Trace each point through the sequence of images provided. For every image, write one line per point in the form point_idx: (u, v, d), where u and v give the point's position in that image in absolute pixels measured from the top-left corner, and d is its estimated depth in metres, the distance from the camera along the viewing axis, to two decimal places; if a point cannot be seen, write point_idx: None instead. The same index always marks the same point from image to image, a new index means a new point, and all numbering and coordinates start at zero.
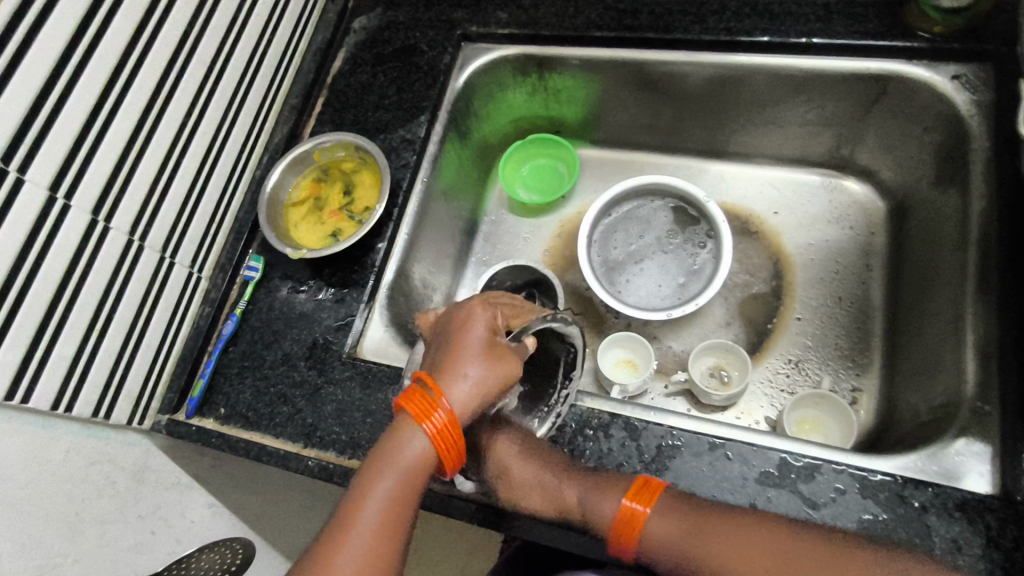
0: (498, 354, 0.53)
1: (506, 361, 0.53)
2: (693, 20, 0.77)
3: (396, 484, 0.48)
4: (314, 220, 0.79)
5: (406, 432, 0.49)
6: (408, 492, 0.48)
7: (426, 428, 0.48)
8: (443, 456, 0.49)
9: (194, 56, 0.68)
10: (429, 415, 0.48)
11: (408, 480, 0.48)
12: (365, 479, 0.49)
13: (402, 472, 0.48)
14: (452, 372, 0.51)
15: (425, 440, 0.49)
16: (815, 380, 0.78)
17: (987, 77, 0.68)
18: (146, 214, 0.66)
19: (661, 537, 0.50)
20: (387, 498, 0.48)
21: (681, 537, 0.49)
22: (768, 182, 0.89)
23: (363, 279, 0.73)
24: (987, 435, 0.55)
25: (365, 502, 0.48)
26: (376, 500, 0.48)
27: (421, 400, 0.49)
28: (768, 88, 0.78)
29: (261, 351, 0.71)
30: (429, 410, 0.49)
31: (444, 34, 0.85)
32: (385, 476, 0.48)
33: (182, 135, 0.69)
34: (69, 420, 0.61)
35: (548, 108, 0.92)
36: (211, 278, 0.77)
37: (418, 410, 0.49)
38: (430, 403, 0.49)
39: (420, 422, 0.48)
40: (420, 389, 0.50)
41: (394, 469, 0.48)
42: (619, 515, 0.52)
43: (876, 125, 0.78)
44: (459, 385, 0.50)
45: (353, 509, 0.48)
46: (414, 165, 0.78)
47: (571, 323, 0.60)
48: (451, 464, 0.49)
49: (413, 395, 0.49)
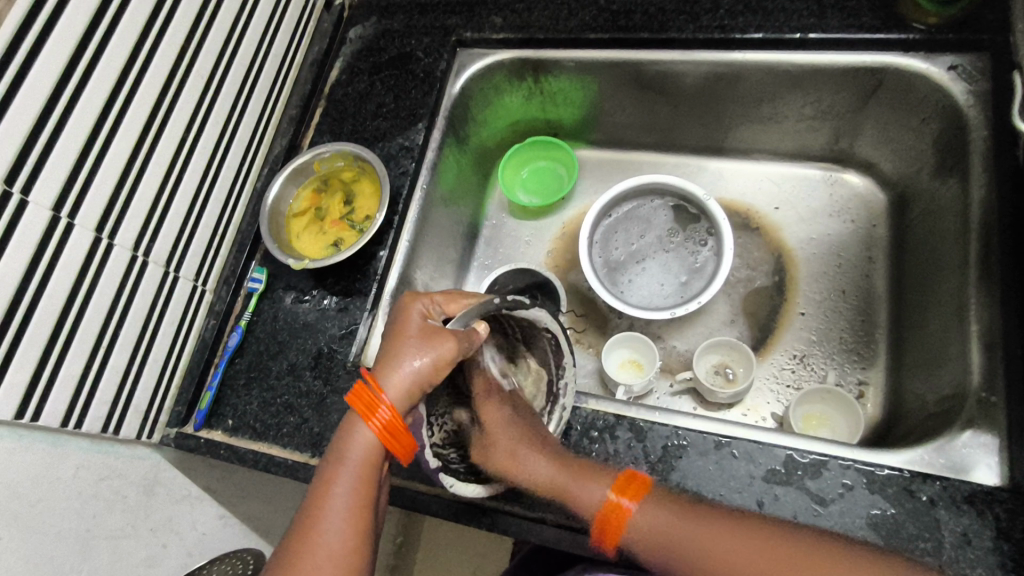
0: (431, 338, 0.53)
1: (440, 342, 0.53)
2: (688, 19, 0.77)
3: (352, 476, 0.50)
4: (316, 230, 0.80)
5: (355, 431, 0.51)
6: (366, 482, 0.50)
7: (372, 425, 0.50)
8: (394, 449, 0.51)
9: (192, 72, 0.69)
10: (374, 412, 0.50)
11: (364, 470, 0.50)
12: (323, 478, 0.51)
13: (356, 465, 0.50)
14: (386, 365, 0.52)
15: (373, 436, 0.51)
16: (820, 375, 0.78)
17: (984, 67, 0.68)
18: (149, 230, 0.66)
19: (646, 534, 0.49)
20: (345, 493, 0.50)
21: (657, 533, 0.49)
22: (768, 177, 0.89)
23: (366, 287, 0.73)
24: (995, 426, 0.55)
25: (323, 501, 0.50)
26: (337, 493, 0.50)
27: (362, 399, 0.51)
28: (764, 85, 0.78)
29: (266, 362, 0.72)
30: (373, 406, 0.51)
31: (439, 41, 0.86)
32: (339, 472, 0.50)
33: (183, 150, 0.69)
34: (79, 437, 0.61)
35: (546, 110, 0.92)
36: (215, 291, 0.77)
37: (364, 407, 0.51)
38: (370, 400, 0.51)
39: (366, 420, 0.51)
40: (359, 387, 0.51)
41: (349, 461, 0.50)
42: (605, 508, 0.50)
43: (874, 117, 0.77)
44: (393, 375, 0.51)
45: (315, 505, 0.50)
46: (413, 173, 0.78)
47: (536, 307, 0.57)
48: (404, 455, 0.51)
49: (357, 394, 0.51)
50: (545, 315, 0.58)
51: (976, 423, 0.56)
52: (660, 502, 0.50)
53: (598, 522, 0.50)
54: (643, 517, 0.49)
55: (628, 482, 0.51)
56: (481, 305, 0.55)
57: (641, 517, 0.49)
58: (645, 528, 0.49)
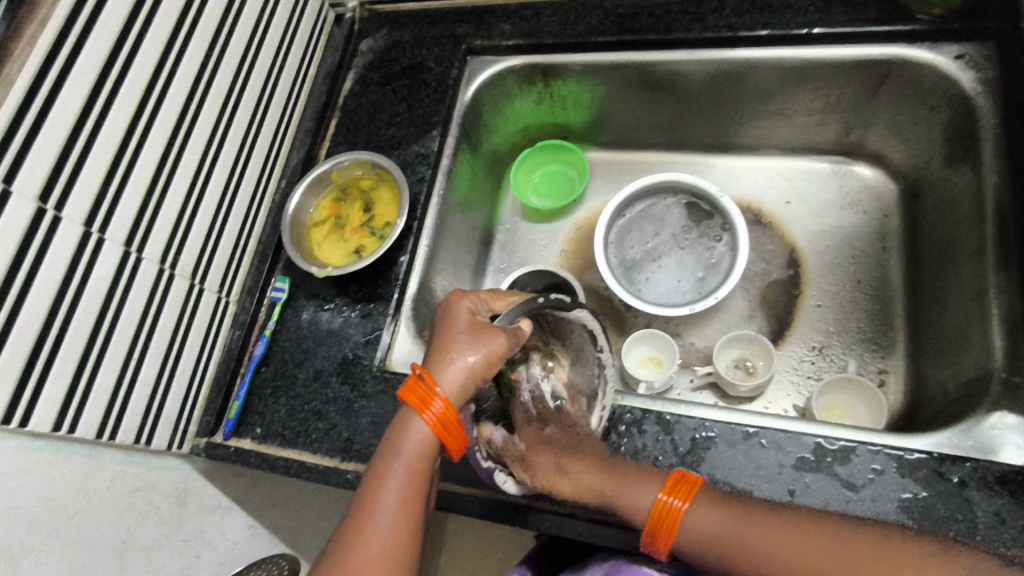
0: (480, 334, 0.54)
1: (488, 338, 0.54)
2: (693, 19, 0.79)
3: (405, 471, 0.51)
4: (336, 239, 0.81)
5: (408, 426, 0.51)
6: (419, 477, 0.51)
7: (425, 418, 0.51)
8: (447, 442, 0.51)
9: (213, 86, 0.70)
10: (428, 405, 0.51)
11: (417, 467, 0.51)
12: (375, 473, 0.51)
13: (409, 461, 0.51)
14: (438, 360, 0.53)
15: (426, 430, 0.51)
16: (840, 365, 0.79)
17: (991, 55, 0.69)
18: (174, 244, 0.67)
19: (699, 532, 0.49)
20: (398, 488, 0.50)
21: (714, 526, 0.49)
22: (778, 173, 0.90)
23: (388, 292, 0.74)
24: (1020, 408, 0.55)
25: (376, 495, 0.50)
26: (390, 487, 0.51)
27: (417, 393, 0.51)
28: (771, 80, 0.79)
29: (293, 369, 0.72)
30: (428, 400, 0.51)
31: (450, 50, 0.87)
32: (392, 468, 0.51)
33: (205, 163, 0.70)
34: (114, 448, 0.62)
35: (556, 115, 0.93)
36: (239, 302, 0.78)
37: (418, 401, 0.51)
38: (425, 393, 0.51)
39: (420, 413, 0.51)
40: (414, 381, 0.52)
41: (404, 456, 0.51)
42: (654, 509, 0.50)
43: (883, 109, 0.78)
44: (446, 370, 0.53)
45: (369, 498, 0.51)
46: (430, 179, 0.80)
47: (575, 311, 0.60)
48: (456, 448, 0.52)
49: (411, 388, 0.52)
50: (586, 315, 0.61)
51: (1002, 405, 0.56)
52: (720, 501, 0.50)
53: (649, 522, 0.50)
54: (699, 514, 0.49)
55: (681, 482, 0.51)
56: (525, 304, 0.58)
57: (695, 517, 0.49)
58: (702, 526, 0.49)
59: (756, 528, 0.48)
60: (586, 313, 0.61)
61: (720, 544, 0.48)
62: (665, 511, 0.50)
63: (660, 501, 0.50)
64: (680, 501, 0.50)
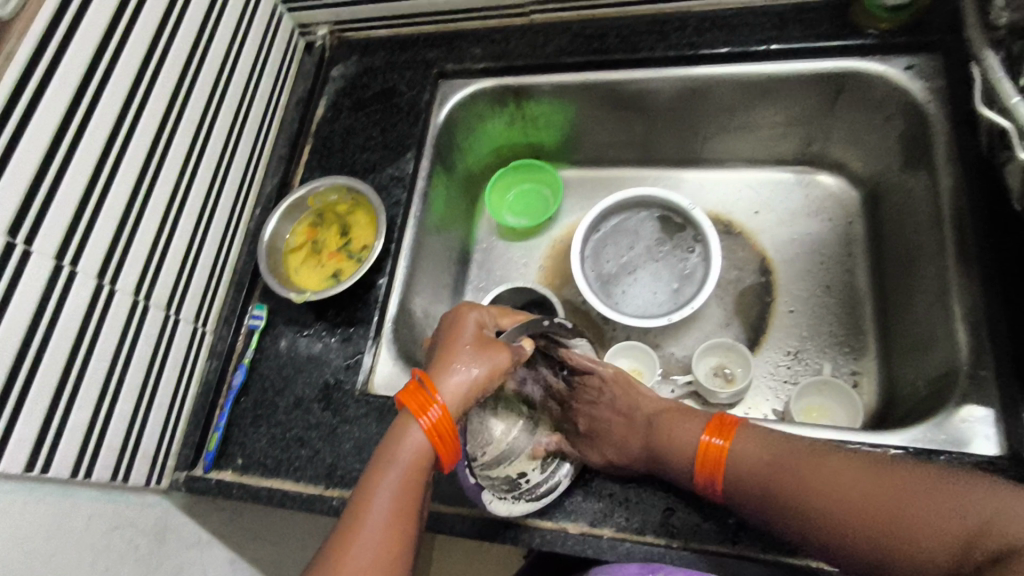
0: (484, 347, 0.55)
1: (493, 354, 0.55)
2: (658, 38, 0.82)
3: (397, 478, 0.50)
4: (313, 263, 0.79)
5: (406, 429, 0.51)
6: (410, 486, 0.51)
7: (421, 423, 0.51)
8: (439, 451, 0.51)
9: (185, 115, 0.70)
10: (425, 410, 0.51)
11: (409, 475, 0.51)
12: (366, 481, 0.51)
13: (400, 469, 0.50)
14: (441, 367, 0.54)
15: (422, 436, 0.51)
16: (815, 368, 0.80)
17: (938, 66, 0.72)
18: (148, 274, 0.66)
19: (744, 462, 0.56)
20: (389, 497, 0.50)
21: (759, 458, 0.55)
22: (745, 184, 0.92)
23: (368, 315, 0.74)
24: (986, 400, 0.57)
25: (366, 504, 0.50)
26: (381, 496, 0.50)
27: (416, 398, 0.52)
28: (733, 96, 0.82)
29: (272, 398, 0.71)
30: (426, 405, 0.51)
31: (421, 74, 0.89)
32: (382, 477, 0.50)
33: (178, 192, 0.70)
34: (88, 487, 0.60)
35: (528, 134, 0.95)
36: (216, 331, 0.77)
37: (417, 405, 0.51)
38: (424, 399, 0.51)
39: (417, 418, 0.51)
40: (414, 386, 0.52)
41: (395, 467, 0.50)
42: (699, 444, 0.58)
43: (841, 119, 0.82)
44: (449, 380, 0.53)
45: (359, 506, 0.50)
46: (406, 202, 0.80)
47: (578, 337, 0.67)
48: (448, 458, 0.52)
49: (411, 392, 0.52)
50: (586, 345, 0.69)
51: (970, 398, 0.58)
52: (757, 440, 0.57)
53: (697, 459, 0.57)
54: (737, 447, 0.57)
55: (720, 425, 0.59)
56: (531, 325, 0.61)
57: (736, 449, 0.57)
58: (743, 456, 0.56)
59: (793, 461, 0.54)
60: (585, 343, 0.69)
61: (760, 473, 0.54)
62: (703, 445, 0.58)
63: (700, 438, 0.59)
64: (715, 438, 0.58)
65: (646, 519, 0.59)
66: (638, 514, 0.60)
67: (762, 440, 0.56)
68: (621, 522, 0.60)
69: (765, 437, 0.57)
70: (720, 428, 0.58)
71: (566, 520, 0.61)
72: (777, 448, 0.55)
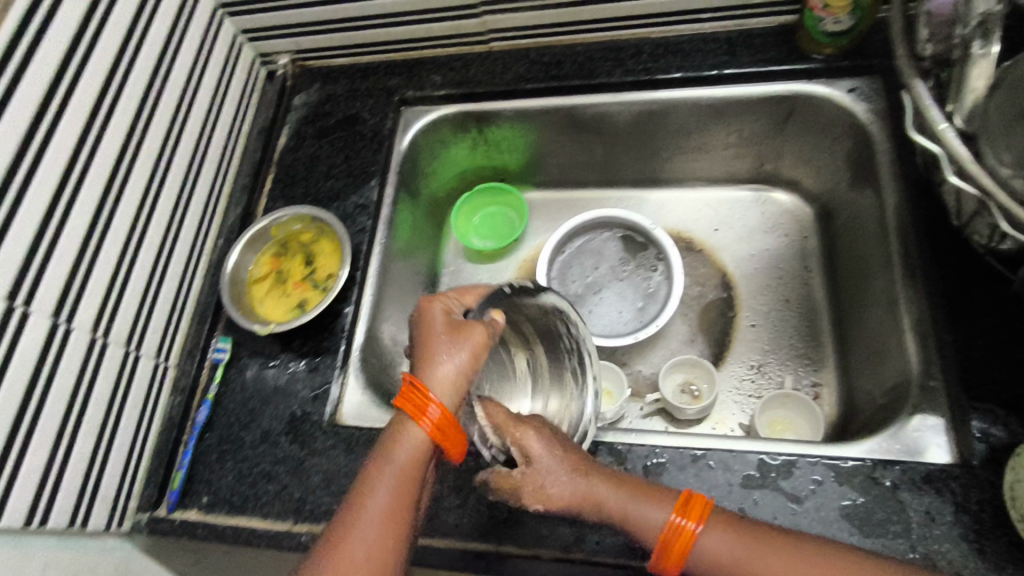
0: (458, 331, 0.55)
1: (467, 334, 0.54)
2: (613, 64, 0.84)
3: (395, 470, 0.50)
4: (279, 293, 0.78)
5: (404, 430, 0.51)
6: (406, 485, 0.50)
7: (423, 425, 0.51)
8: (445, 446, 0.51)
9: (142, 148, 0.70)
10: (424, 412, 0.51)
11: (408, 467, 0.50)
12: (364, 478, 0.51)
13: (397, 467, 0.50)
14: (424, 365, 0.53)
15: (423, 434, 0.51)
16: (778, 382, 0.82)
17: (878, 88, 0.76)
18: (106, 311, 0.65)
19: (712, 557, 0.48)
20: (386, 495, 0.50)
21: (735, 555, 0.47)
22: (705, 203, 0.95)
23: (334, 345, 0.73)
24: (937, 409, 0.59)
25: (362, 500, 0.50)
26: (378, 493, 0.50)
27: (412, 400, 0.52)
28: (688, 118, 0.84)
29: (238, 432, 0.70)
30: (423, 407, 0.51)
31: (384, 101, 0.89)
32: (380, 474, 0.50)
33: (138, 225, 0.69)
34: (44, 534, 0.58)
35: (491, 158, 0.96)
36: (179, 366, 0.75)
37: (414, 407, 0.51)
38: (419, 401, 0.51)
39: (416, 420, 0.51)
40: (406, 392, 0.52)
41: (391, 464, 0.50)
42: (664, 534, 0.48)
43: (791, 139, 0.85)
44: (435, 375, 0.53)
45: (356, 502, 0.50)
46: (371, 229, 0.80)
47: (543, 294, 0.60)
48: (456, 452, 0.52)
49: (406, 396, 0.52)
50: (555, 297, 0.61)
51: (923, 408, 0.60)
52: (735, 527, 0.48)
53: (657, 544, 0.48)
54: (710, 538, 0.48)
55: (692, 506, 0.49)
56: (493, 297, 0.58)
57: (707, 540, 0.48)
58: (714, 551, 0.48)
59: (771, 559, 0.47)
60: (554, 296, 0.61)
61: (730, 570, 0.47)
62: (677, 533, 0.48)
63: (670, 520, 0.48)
64: (695, 523, 0.48)
65: (616, 541, 0.58)
66: (609, 536, 0.58)
67: (739, 528, 0.49)
68: (592, 545, 0.58)
69: (741, 525, 0.49)
70: (697, 510, 0.49)
71: (537, 547, 0.59)
72: (755, 540, 0.48)
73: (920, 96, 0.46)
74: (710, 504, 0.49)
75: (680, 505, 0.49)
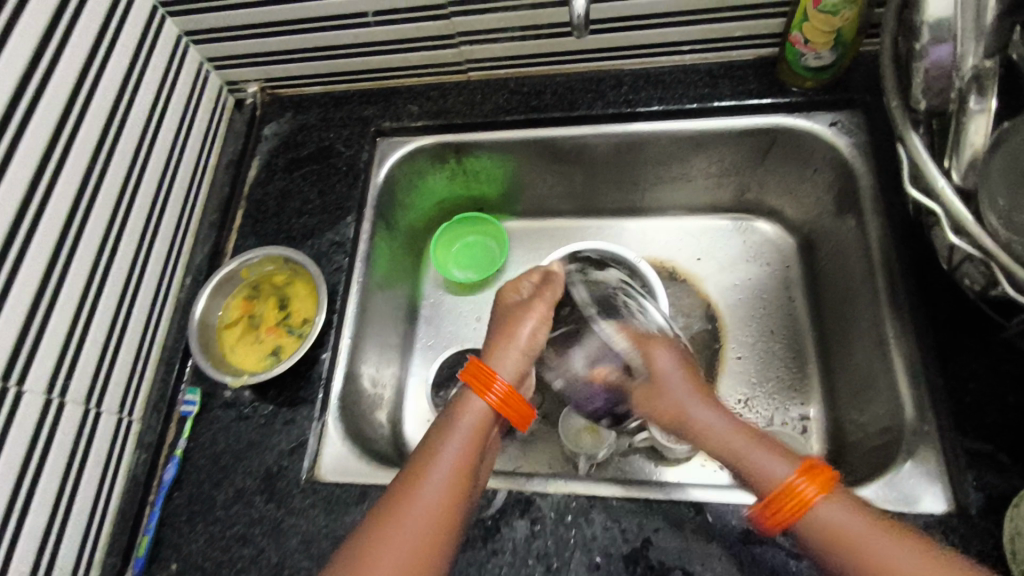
0: (527, 310, 0.69)
1: (534, 312, 0.69)
2: (595, 96, 0.83)
3: (463, 430, 0.59)
4: (251, 339, 0.74)
5: (470, 402, 0.61)
6: (472, 444, 0.59)
7: (488, 399, 0.61)
8: (512, 417, 0.62)
9: (100, 191, 0.66)
10: (490, 387, 0.61)
11: (474, 427, 0.60)
12: (433, 439, 0.59)
13: (463, 428, 0.59)
14: (496, 341, 0.68)
15: (488, 406, 0.61)
16: (765, 416, 0.82)
17: (860, 122, 0.76)
18: (63, 369, 0.61)
19: (826, 522, 0.49)
20: (454, 451, 0.58)
21: (849, 526, 0.49)
22: (687, 232, 0.94)
23: (311, 394, 0.70)
24: (929, 454, 0.59)
25: (434, 453, 0.58)
26: (447, 449, 0.58)
27: (478, 377, 0.62)
28: (670, 150, 0.83)
29: (210, 491, 0.66)
30: (489, 383, 0.62)
31: (359, 132, 0.86)
32: (449, 434, 0.59)
33: (96, 273, 0.65)
34: None
35: (471, 188, 0.94)
36: (143, 419, 0.71)
37: (481, 383, 0.62)
38: (486, 377, 0.62)
39: (482, 394, 0.61)
40: (475, 371, 0.63)
41: (460, 424, 0.59)
42: (785, 488, 0.51)
43: (773, 170, 0.84)
44: (505, 347, 0.67)
45: (428, 455, 0.58)
46: (348, 268, 0.77)
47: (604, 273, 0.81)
48: (520, 421, 0.63)
49: (472, 373, 0.63)
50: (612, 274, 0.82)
51: (915, 452, 0.60)
52: (851, 504, 0.50)
53: (774, 494, 0.51)
54: (828, 506, 0.50)
55: (817, 475, 0.51)
56: (547, 274, 0.74)
57: (824, 509, 0.50)
58: (828, 519, 0.49)
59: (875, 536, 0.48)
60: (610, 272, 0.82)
61: (841, 541, 0.48)
62: (796, 491, 0.50)
63: (794, 478, 0.51)
64: (817, 487, 0.50)
65: None
66: None
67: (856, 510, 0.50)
68: None
69: (859, 506, 0.50)
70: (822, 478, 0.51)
71: None
72: (866, 520, 0.49)
73: (912, 145, 0.48)
74: (836, 478, 0.51)
75: (806, 470, 0.52)
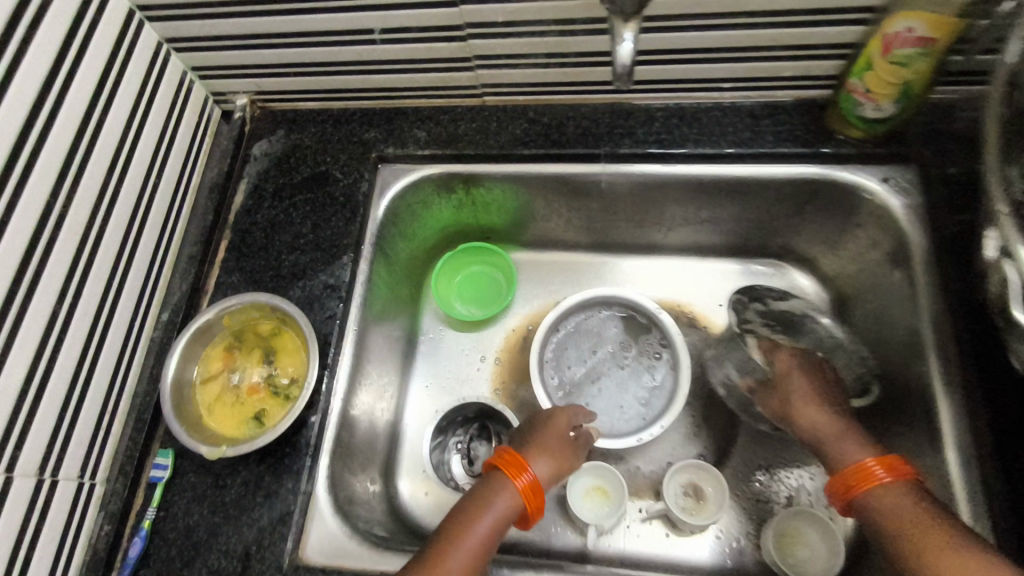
0: (568, 445, 0.67)
1: (572, 450, 0.67)
2: (622, 133, 0.75)
3: (496, 511, 0.57)
4: (231, 398, 0.67)
5: (501, 484, 0.59)
6: (502, 524, 0.56)
7: (517, 483, 0.59)
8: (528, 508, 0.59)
9: (64, 226, 0.58)
10: (521, 473, 0.59)
11: (506, 509, 0.57)
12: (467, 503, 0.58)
13: (496, 509, 0.57)
14: (531, 452, 0.65)
15: (516, 493, 0.58)
16: (791, 487, 0.75)
17: (913, 179, 0.69)
18: (14, 436, 0.53)
19: (883, 501, 0.55)
20: (483, 531, 0.55)
21: (900, 507, 0.53)
22: (710, 277, 0.87)
23: (296, 464, 0.63)
24: None
25: (466, 524, 0.56)
26: (480, 523, 0.56)
27: (513, 464, 0.60)
28: (701, 194, 0.76)
29: (179, 572, 0.59)
30: (520, 470, 0.60)
31: (358, 158, 0.78)
32: (484, 509, 0.56)
33: (56, 322, 0.58)
34: None
35: (478, 219, 0.86)
36: (108, 483, 0.63)
37: (513, 469, 0.60)
38: (520, 465, 0.60)
39: (513, 477, 0.59)
40: (511, 458, 0.61)
41: (496, 502, 0.57)
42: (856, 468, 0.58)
43: (810, 221, 0.78)
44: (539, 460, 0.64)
45: (457, 524, 0.56)
46: (342, 314, 0.70)
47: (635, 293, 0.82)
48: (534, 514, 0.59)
49: (508, 459, 0.61)
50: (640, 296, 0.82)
51: None
52: (913, 492, 0.54)
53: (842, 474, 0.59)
54: (889, 489, 0.55)
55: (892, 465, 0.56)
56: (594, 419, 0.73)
57: (884, 490, 0.55)
58: (885, 496, 0.55)
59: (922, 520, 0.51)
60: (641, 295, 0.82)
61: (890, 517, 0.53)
62: (867, 472, 0.57)
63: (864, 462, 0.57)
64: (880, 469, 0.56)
65: None
66: None
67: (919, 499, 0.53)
68: None
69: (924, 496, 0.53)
70: (901, 472, 0.56)
71: None
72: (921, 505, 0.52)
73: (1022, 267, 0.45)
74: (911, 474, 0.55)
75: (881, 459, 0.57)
